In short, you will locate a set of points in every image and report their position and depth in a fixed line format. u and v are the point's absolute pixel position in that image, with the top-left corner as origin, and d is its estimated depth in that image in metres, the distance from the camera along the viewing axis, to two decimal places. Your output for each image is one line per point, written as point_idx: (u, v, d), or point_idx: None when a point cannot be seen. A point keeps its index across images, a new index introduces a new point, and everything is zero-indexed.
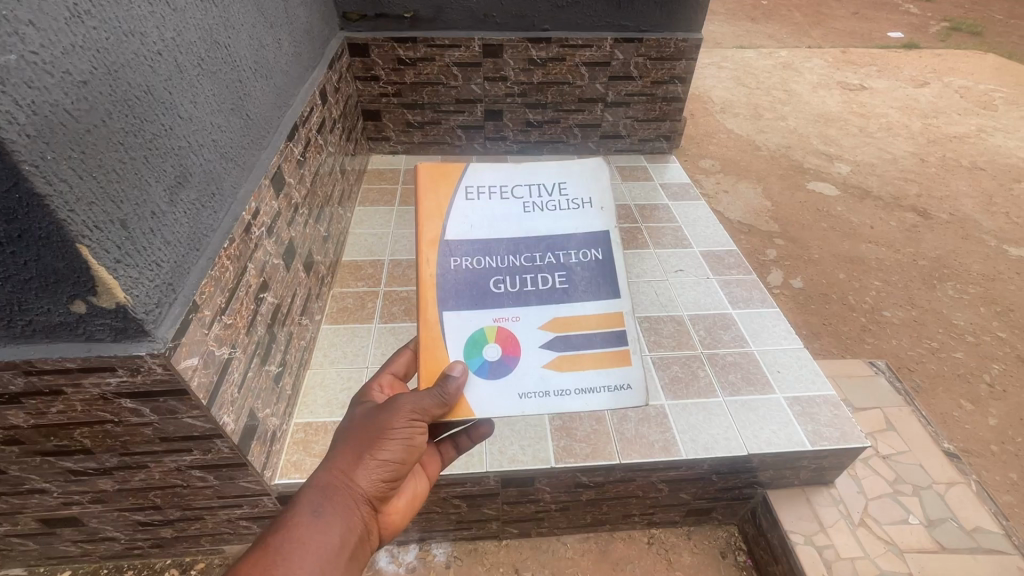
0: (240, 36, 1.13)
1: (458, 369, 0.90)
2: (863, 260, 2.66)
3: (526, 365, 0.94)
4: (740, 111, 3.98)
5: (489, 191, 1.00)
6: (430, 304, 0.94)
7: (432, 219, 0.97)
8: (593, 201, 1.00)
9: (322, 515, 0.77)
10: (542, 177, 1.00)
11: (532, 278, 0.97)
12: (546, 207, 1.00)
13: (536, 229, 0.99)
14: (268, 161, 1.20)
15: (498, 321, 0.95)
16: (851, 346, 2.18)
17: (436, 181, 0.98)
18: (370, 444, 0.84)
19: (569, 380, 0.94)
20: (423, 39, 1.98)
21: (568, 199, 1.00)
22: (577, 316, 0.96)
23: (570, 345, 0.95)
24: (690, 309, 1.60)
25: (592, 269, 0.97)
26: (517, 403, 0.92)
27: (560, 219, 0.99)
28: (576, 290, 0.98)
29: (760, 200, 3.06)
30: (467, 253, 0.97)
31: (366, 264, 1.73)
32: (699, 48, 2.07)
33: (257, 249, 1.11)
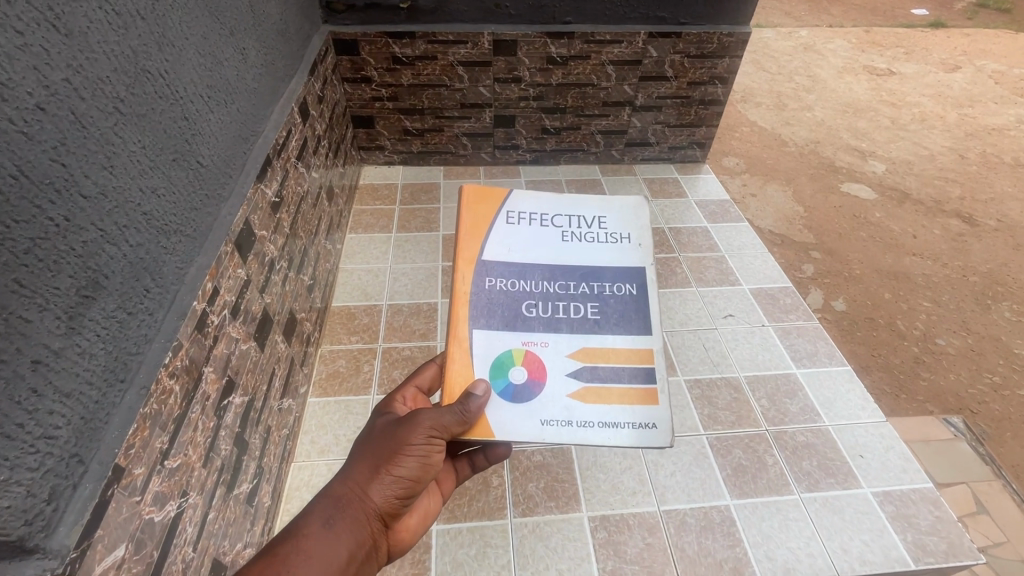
0: (184, 53, 0.83)
1: (481, 389, 0.76)
2: (909, 276, 2.39)
3: (550, 392, 0.78)
4: (762, 100, 3.54)
5: (529, 216, 0.89)
6: (459, 326, 0.81)
7: (470, 237, 0.86)
8: (635, 235, 0.88)
9: (329, 530, 0.69)
10: (583, 209, 0.90)
11: (566, 306, 0.84)
12: (585, 237, 0.89)
13: (574, 257, 0.87)
14: (230, 219, 0.92)
15: (526, 344, 0.80)
16: (906, 385, 1.94)
17: (479, 202, 0.88)
18: (386, 457, 0.75)
19: (596, 414, 0.77)
20: (423, 34, 1.67)
21: (607, 232, 0.89)
22: (609, 345, 0.81)
23: (599, 376, 0.79)
24: (746, 368, 1.35)
25: (629, 303, 0.84)
26: (536, 431, 0.76)
27: (599, 251, 0.87)
28: (609, 322, 0.83)
29: (792, 205, 2.73)
30: (502, 275, 0.85)
31: (360, 310, 1.46)
32: (745, 44, 1.77)
33: (217, 344, 0.84)
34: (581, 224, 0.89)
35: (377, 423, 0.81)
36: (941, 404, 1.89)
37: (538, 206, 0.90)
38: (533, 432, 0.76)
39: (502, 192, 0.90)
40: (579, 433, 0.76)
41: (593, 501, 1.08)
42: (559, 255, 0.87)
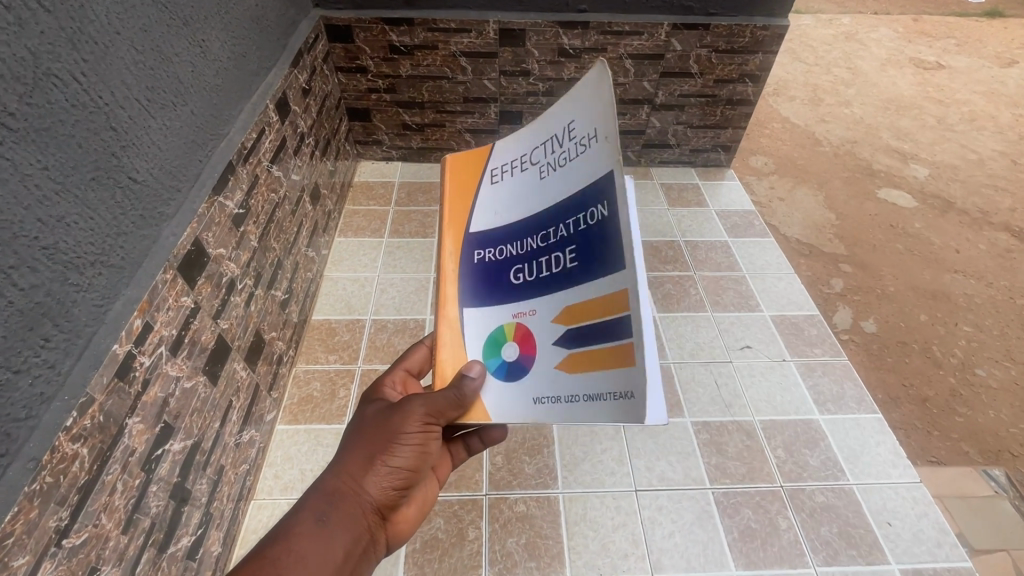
0: (114, 50, 0.71)
1: (473, 370, 0.61)
2: (949, 296, 2.13)
3: (539, 367, 0.59)
4: (797, 94, 3.25)
5: (510, 163, 0.66)
6: (446, 306, 0.66)
7: (453, 213, 0.69)
8: (601, 128, 0.53)
9: (323, 527, 0.65)
10: (550, 124, 0.60)
11: (548, 258, 0.59)
12: (560, 161, 0.59)
13: (552, 190, 0.59)
14: (174, 240, 0.81)
15: (516, 314, 0.61)
16: (939, 420, 1.69)
17: (458, 173, 0.70)
18: (379, 448, 0.69)
19: (585, 387, 0.53)
20: (422, 21, 1.52)
21: (578, 142, 0.57)
22: (593, 293, 0.53)
23: (591, 336, 0.53)
24: (761, 410, 1.21)
25: (610, 228, 0.52)
26: (527, 416, 0.58)
27: (573, 172, 0.57)
28: (590, 263, 0.54)
29: (823, 211, 2.46)
30: (492, 243, 0.66)
31: (342, 326, 1.35)
32: (782, 39, 1.58)
33: (148, 388, 0.74)
34: (555, 144, 0.60)
35: (367, 410, 0.75)
36: (978, 445, 1.64)
37: (516, 147, 0.65)
38: (524, 416, 0.59)
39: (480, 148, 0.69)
40: (568, 414, 0.54)
41: (579, 563, 0.97)
42: (539, 199, 0.61)
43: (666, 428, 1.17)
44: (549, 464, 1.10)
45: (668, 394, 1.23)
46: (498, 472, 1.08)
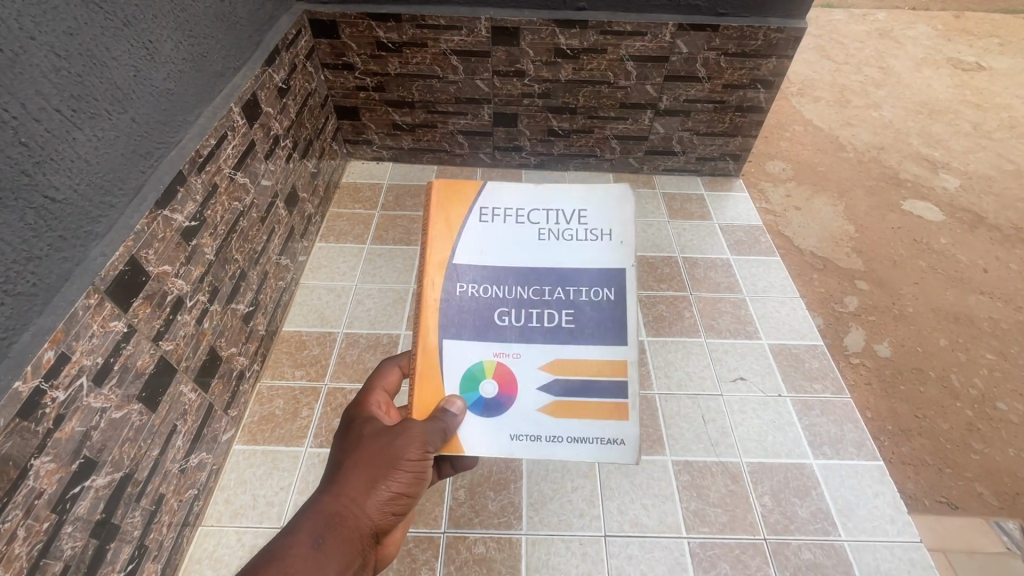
0: (25, 56, 0.65)
1: (457, 406, 0.65)
2: (973, 320, 1.95)
3: (520, 407, 0.66)
4: (823, 94, 3.05)
5: (505, 210, 0.69)
6: (426, 330, 0.66)
7: (434, 241, 0.68)
8: (618, 230, 0.68)
9: (318, 551, 0.58)
10: (557, 197, 0.69)
11: (539, 314, 0.67)
12: (564, 236, 0.69)
13: (549, 258, 0.68)
14: (102, 261, 0.75)
15: (498, 354, 0.67)
16: (953, 456, 1.53)
17: (448, 203, 0.68)
18: (378, 470, 0.65)
19: (565, 428, 0.66)
20: (410, 17, 1.43)
21: (588, 228, 0.68)
22: (580, 355, 0.67)
23: (573, 390, 0.66)
24: (750, 451, 1.12)
25: (608, 313, 0.67)
26: (504, 447, 0.66)
27: (577, 252, 0.68)
28: (584, 330, 0.67)
29: (841, 223, 2.27)
30: (476, 280, 0.67)
31: (313, 339, 1.30)
32: (798, 42, 1.46)
33: (62, 424, 0.69)
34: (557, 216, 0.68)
35: (357, 431, 0.69)
36: (995, 487, 1.49)
37: (513, 198, 0.69)
38: (500, 448, 0.66)
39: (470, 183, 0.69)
40: (546, 450, 0.65)
41: None
42: (535, 259, 0.68)
43: (643, 467, 1.09)
44: (515, 502, 1.03)
45: (650, 429, 1.15)
46: (459, 509, 1.02)
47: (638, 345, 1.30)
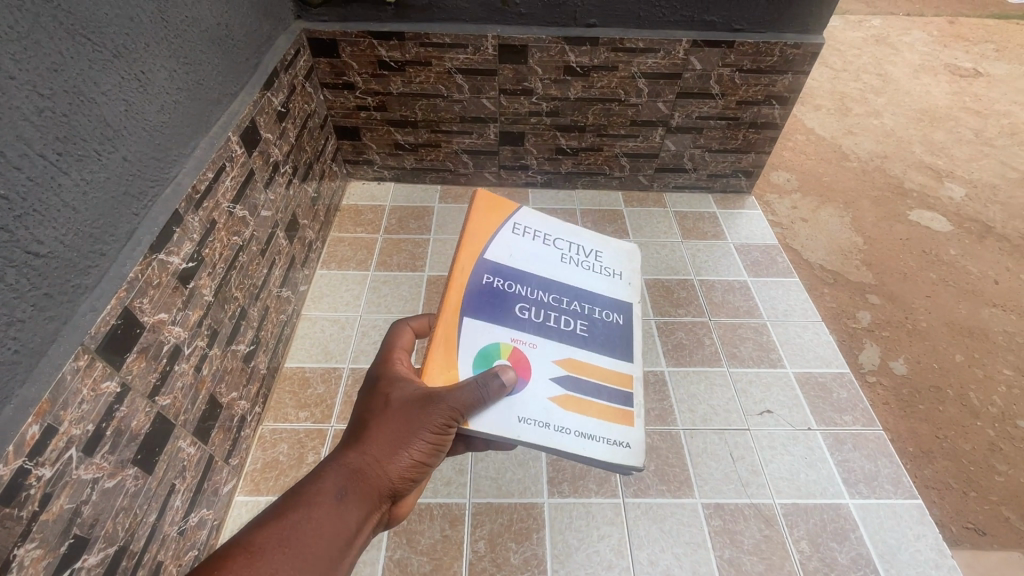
0: (5, 98, 0.59)
1: (508, 377, 0.63)
2: (987, 333, 1.61)
3: (532, 391, 0.65)
4: (823, 102, 2.63)
5: (535, 230, 0.77)
6: (449, 308, 0.66)
7: (473, 230, 0.73)
8: (626, 274, 0.80)
9: (338, 502, 0.59)
10: (579, 235, 0.81)
11: (556, 318, 0.72)
12: (580, 264, 0.78)
13: (568, 277, 0.76)
14: (91, 317, 0.68)
15: (516, 340, 0.68)
16: (976, 478, 1.27)
17: (488, 209, 0.75)
18: (399, 432, 0.63)
19: (576, 422, 0.64)
20: (414, 36, 1.37)
21: (601, 265, 0.80)
22: (594, 362, 0.70)
23: (585, 388, 0.68)
24: (782, 491, 1.06)
25: (618, 332, 0.74)
26: (512, 429, 0.61)
27: (593, 279, 0.78)
28: (596, 341, 0.72)
29: (848, 235, 1.88)
30: (504, 275, 0.72)
31: (317, 376, 1.23)
32: (815, 58, 1.41)
33: (49, 504, 0.62)
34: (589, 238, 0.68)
35: (381, 388, 0.68)
36: None
37: (544, 222, 0.79)
38: (509, 429, 0.62)
39: (511, 201, 0.77)
40: (556, 440, 0.62)
41: None
42: (556, 275, 0.75)
43: (672, 511, 1.03)
44: (538, 553, 0.97)
45: (676, 469, 1.09)
46: (480, 563, 0.96)
47: (658, 377, 1.24)
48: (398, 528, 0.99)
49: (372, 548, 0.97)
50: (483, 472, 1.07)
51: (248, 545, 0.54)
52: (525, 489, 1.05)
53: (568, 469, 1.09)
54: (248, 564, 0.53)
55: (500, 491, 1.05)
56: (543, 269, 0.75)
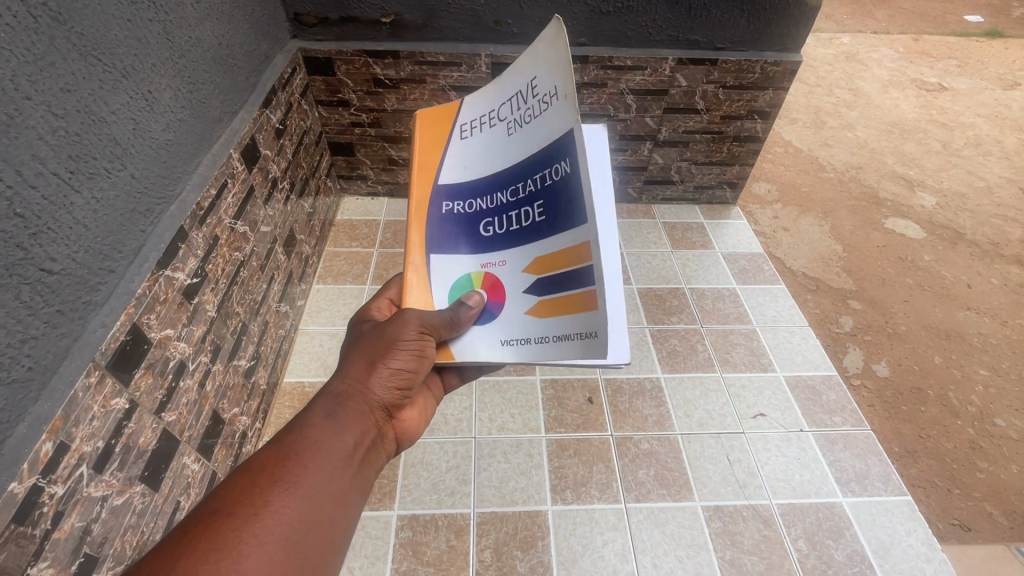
0: (21, 118, 0.60)
1: (476, 300, 0.62)
2: (964, 335, 1.67)
3: (507, 312, 0.61)
4: (799, 116, 2.72)
5: (481, 117, 0.64)
6: (413, 251, 0.66)
7: (424, 159, 0.68)
8: (558, 82, 0.52)
9: (332, 422, 0.59)
10: (511, 78, 0.59)
11: (518, 214, 0.60)
12: (524, 118, 0.58)
13: (518, 149, 0.59)
14: (101, 334, 0.69)
15: (484, 264, 0.63)
16: (960, 476, 1.31)
17: (434, 125, 0.68)
18: (378, 352, 0.64)
19: (549, 329, 0.57)
20: (409, 54, 1.40)
21: (540, 96, 0.55)
22: (553, 246, 0.55)
23: (551, 286, 0.56)
24: (778, 492, 1.09)
25: (569, 189, 0.53)
26: (491, 355, 0.62)
27: (537, 127, 0.56)
28: (553, 219, 0.55)
29: (828, 242, 1.95)
30: (461, 196, 0.65)
31: (317, 391, 1.23)
32: (793, 75, 1.48)
33: (60, 522, 0.62)
34: (517, 102, 0.59)
35: (358, 329, 0.70)
36: (1008, 509, 1.27)
37: (485, 101, 0.64)
38: (485, 353, 0.62)
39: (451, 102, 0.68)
40: (534, 352, 0.58)
41: None
42: (508, 157, 0.60)
43: (673, 515, 1.05)
44: (544, 560, 0.98)
45: (676, 473, 1.11)
46: (487, 572, 0.96)
47: (655, 383, 1.27)
48: (404, 540, 1.00)
49: (378, 561, 0.97)
50: (487, 481, 1.09)
51: (248, 465, 0.54)
52: (528, 497, 1.07)
53: (570, 475, 1.10)
54: (252, 480, 0.52)
55: (504, 500, 1.06)
56: (495, 163, 0.62)
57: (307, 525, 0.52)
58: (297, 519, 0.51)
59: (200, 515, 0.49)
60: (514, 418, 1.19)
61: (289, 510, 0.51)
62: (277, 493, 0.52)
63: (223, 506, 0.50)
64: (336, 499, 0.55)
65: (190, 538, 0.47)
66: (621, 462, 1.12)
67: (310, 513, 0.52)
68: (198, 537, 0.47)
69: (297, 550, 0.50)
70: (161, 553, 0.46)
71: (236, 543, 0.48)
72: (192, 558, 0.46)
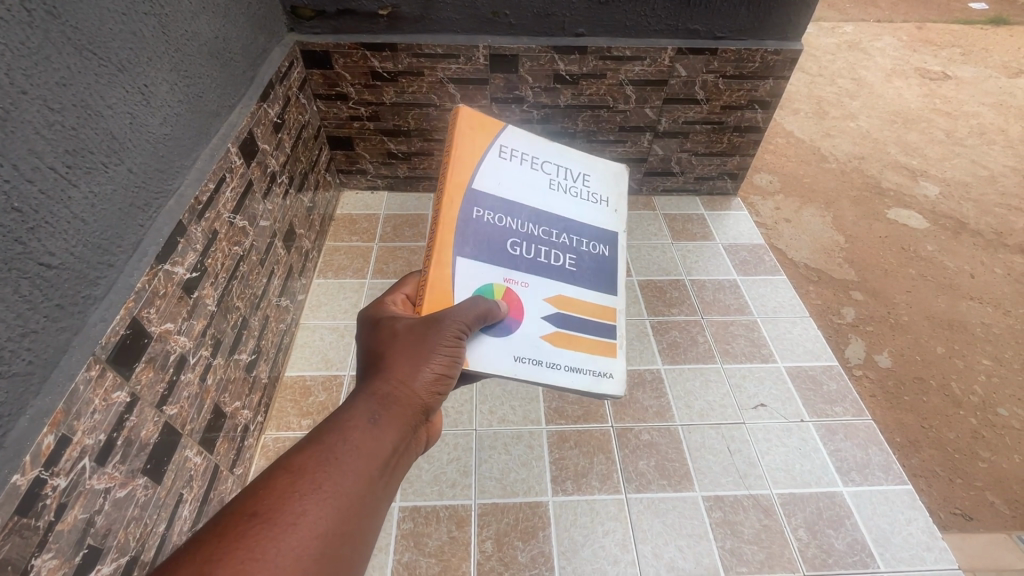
0: (17, 112, 0.60)
1: (504, 310, 0.69)
2: (967, 325, 1.66)
3: (525, 330, 0.70)
4: (801, 106, 2.70)
5: (520, 155, 0.78)
6: (439, 254, 0.68)
7: (460, 159, 0.72)
8: (612, 199, 0.84)
9: (371, 424, 0.58)
10: (568, 160, 0.83)
11: (545, 251, 0.76)
12: (570, 190, 0.81)
13: (558, 205, 0.79)
14: (101, 328, 0.69)
15: (507, 281, 0.71)
16: (962, 466, 1.31)
17: (475, 134, 0.75)
18: (414, 355, 0.64)
19: (565, 358, 0.71)
20: (406, 47, 1.40)
21: (590, 190, 0.83)
22: (581, 297, 0.76)
23: (575, 325, 0.74)
24: (779, 482, 1.09)
25: (603, 263, 0.80)
26: (507, 368, 0.67)
27: (581, 206, 0.81)
28: (584, 275, 0.78)
29: (830, 233, 1.94)
30: (493, 207, 0.73)
31: (318, 384, 1.24)
32: (793, 64, 1.47)
33: (64, 514, 0.63)
34: (569, 177, 0.82)
35: (384, 325, 0.69)
36: (1010, 499, 1.27)
37: (530, 147, 0.79)
38: (503, 366, 0.67)
39: (495, 124, 0.77)
40: (547, 375, 0.69)
41: None
42: (546, 204, 0.78)
43: (673, 505, 1.06)
44: (545, 551, 0.99)
45: (676, 464, 1.11)
46: (488, 562, 0.97)
47: (655, 375, 1.27)
48: (406, 531, 1.00)
49: (380, 553, 0.98)
50: (488, 472, 1.09)
51: (288, 465, 0.52)
52: (528, 488, 1.07)
53: (571, 467, 1.10)
54: (291, 482, 0.51)
55: (505, 491, 1.06)
56: (532, 199, 0.77)
57: (346, 534, 0.51)
58: (338, 525, 0.50)
59: (237, 516, 0.48)
60: (514, 410, 1.19)
61: (328, 517, 0.50)
62: (319, 497, 0.51)
63: (261, 509, 0.48)
64: (371, 506, 0.54)
65: (229, 542, 0.45)
66: (621, 453, 1.13)
67: (349, 521, 0.51)
68: (236, 541, 0.46)
69: (334, 560, 0.49)
70: (196, 558, 0.44)
71: (275, 549, 0.46)
72: (232, 563, 0.44)
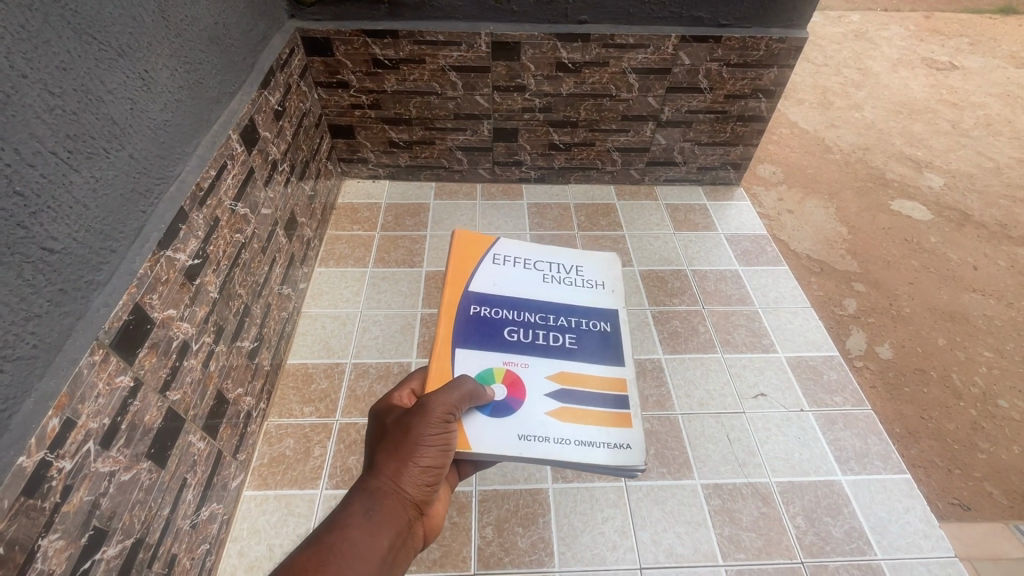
0: (17, 97, 0.60)
1: (502, 393, 0.72)
2: (968, 318, 1.66)
3: (528, 408, 0.71)
4: (805, 96, 2.67)
5: (513, 259, 0.88)
6: (439, 344, 0.76)
7: (456, 271, 0.84)
8: (610, 281, 0.87)
9: (366, 523, 0.58)
10: (560, 255, 0.90)
11: (543, 335, 0.80)
12: (565, 280, 0.87)
13: (554, 294, 0.85)
14: (104, 313, 0.69)
15: (507, 364, 0.76)
16: (961, 457, 1.31)
17: (469, 250, 0.87)
18: (406, 445, 0.63)
19: (573, 432, 0.70)
20: (408, 33, 1.39)
21: (585, 277, 0.88)
22: (585, 372, 0.76)
23: (580, 399, 0.74)
24: (778, 470, 1.10)
25: (606, 338, 0.81)
26: (511, 445, 0.67)
27: (577, 292, 0.86)
28: (587, 351, 0.79)
29: (833, 224, 1.93)
30: (488, 304, 0.82)
31: (320, 372, 1.25)
32: (799, 52, 1.46)
33: (69, 496, 0.64)
34: (562, 270, 0.88)
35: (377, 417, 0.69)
36: (1008, 490, 1.28)
37: (522, 253, 0.89)
38: (506, 445, 0.67)
39: (488, 239, 0.89)
40: (554, 450, 0.67)
41: None
42: (541, 294, 0.84)
43: (673, 492, 1.06)
44: (545, 536, 1.00)
45: (676, 452, 1.12)
46: (488, 548, 0.98)
47: (655, 363, 1.28)
48: None
49: None
50: None
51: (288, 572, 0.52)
52: (528, 475, 1.08)
53: None
54: None
55: (505, 479, 1.07)
56: (527, 293, 0.84)
57: None
58: None
59: None
60: None
61: None
62: None
63: None
64: None
65: None
66: None
67: None
68: None
69: None
70: None
71: None
72: None
